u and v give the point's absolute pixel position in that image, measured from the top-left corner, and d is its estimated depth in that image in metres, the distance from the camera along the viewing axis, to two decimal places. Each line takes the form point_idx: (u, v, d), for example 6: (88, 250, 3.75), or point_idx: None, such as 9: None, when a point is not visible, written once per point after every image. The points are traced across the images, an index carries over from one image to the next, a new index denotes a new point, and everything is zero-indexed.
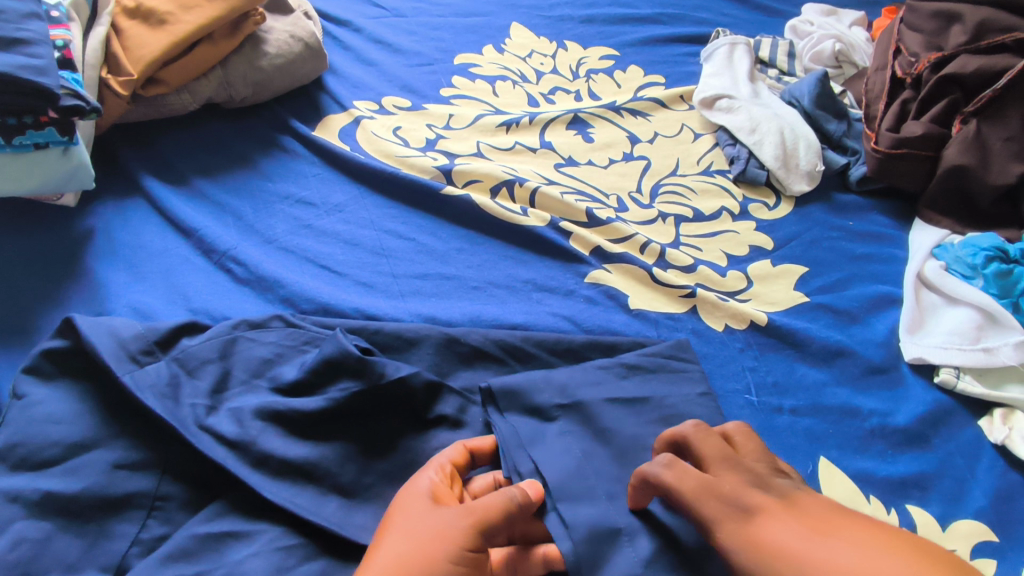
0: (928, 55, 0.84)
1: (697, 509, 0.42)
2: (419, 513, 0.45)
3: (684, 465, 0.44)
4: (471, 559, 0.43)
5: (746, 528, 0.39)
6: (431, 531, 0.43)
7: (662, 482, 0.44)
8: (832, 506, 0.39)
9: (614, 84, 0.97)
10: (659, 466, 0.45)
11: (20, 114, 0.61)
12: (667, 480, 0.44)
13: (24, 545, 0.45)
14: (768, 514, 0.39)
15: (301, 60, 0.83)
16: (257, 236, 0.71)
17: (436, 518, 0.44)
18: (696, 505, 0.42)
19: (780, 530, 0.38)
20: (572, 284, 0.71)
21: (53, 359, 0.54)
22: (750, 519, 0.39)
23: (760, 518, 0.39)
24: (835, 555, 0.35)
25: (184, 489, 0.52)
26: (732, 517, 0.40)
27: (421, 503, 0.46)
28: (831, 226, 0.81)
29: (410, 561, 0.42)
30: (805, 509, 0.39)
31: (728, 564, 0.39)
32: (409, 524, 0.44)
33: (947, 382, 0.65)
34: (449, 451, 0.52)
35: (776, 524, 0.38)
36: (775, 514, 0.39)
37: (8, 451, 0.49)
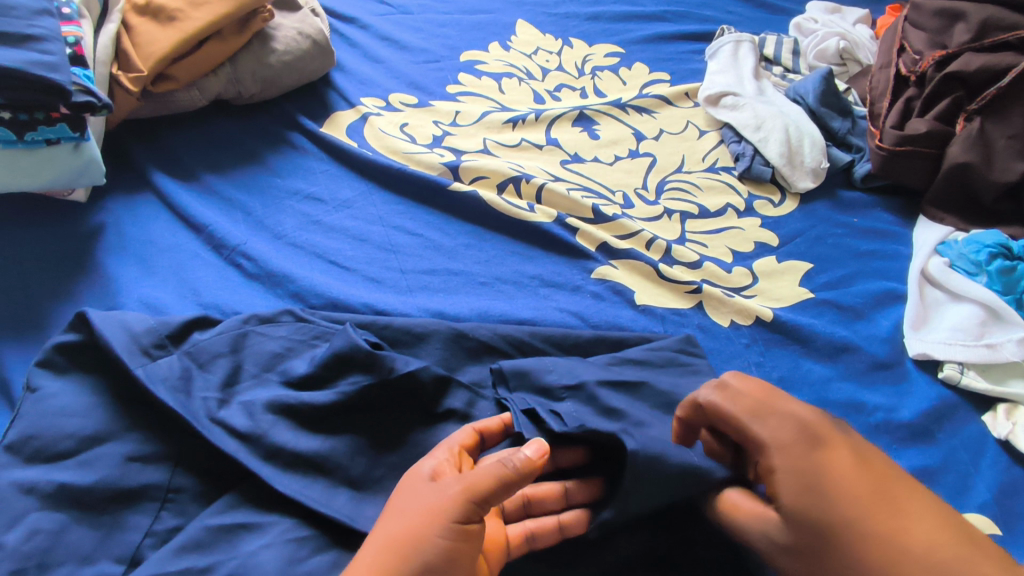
0: (932, 53, 0.85)
1: (752, 427, 0.46)
2: (417, 489, 0.46)
3: (738, 386, 0.49)
4: (457, 529, 0.43)
5: (812, 454, 0.44)
6: (423, 507, 0.45)
7: (714, 403, 0.48)
8: (884, 460, 0.45)
9: (620, 81, 0.97)
10: (712, 386, 0.50)
11: (31, 110, 0.61)
12: (717, 399, 0.48)
13: (39, 536, 0.46)
14: (832, 449, 0.44)
15: (309, 57, 0.83)
16: (266, 231, 0.72)
17: (430, 494, 0.45)
18: (751, 421, 0.47)
19: (840, 464, 0.43)
20: (579, 280, 0.72)
21: (65, 352, 0.54)
22: (810, 446, 0.44)
23: (823, 448, 0.44)
24: (908, 524, 0.41)
25: (197, 482, 0.52)
26: (793, 440, 0.45)
27: (420, 480, 0.47)
28: (835, 222, 0.81)
29: (400, 537, 0.43)
30: (862, 454, 0.45)
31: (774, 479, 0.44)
32: (407, 501, 0.46)
33: (951, 377, 0.66)
34: (458, 435, 0.52)
35: (841, 459, 0.44)
36: (837, 450, 0.44)
37: (23, 443, 0.50)
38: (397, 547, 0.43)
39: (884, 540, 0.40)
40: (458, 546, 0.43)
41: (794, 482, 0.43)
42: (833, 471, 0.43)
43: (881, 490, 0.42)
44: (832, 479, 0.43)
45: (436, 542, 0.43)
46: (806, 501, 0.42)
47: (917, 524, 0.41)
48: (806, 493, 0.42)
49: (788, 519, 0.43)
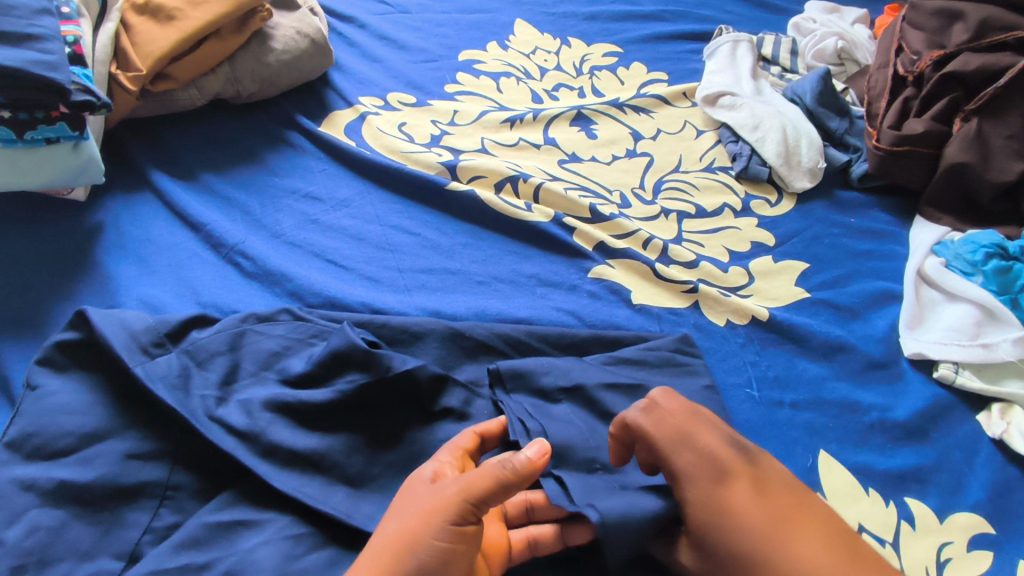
0: (930, 53, 0.85)
1: (670, 457, 0.48)
2: (416, 492, 0.47)
3: (659, 411, 0.50)
4: (454, 531, 0.44)
5: (719, 490, 0.46)
6: (420, 509, 0.45)
7: (639, 426, 0.49)
8: (795, 489, 0.47)
9: (618, 80, 0.98)
10: (636, 408, 0.50)
11: (32, 109, 0.61)
12: (637, 425, 0.49)
13: (39, 532, 0.46)
14: (739, 482, 0.46)
15: (308, 56, 0.83)
16: (265, 230, 0.72)
17: (426, 496, 0.46)
18: (671, 452, 0.48)
19: (742, 500, 0.45)
20: (576, 280, 0.72)
21: (65, 350, 0.55)
22: (719, 481, 0.46)
23: (730, 483, 0.46)
24: (799, 551, 0.42)
25: (195, 479, 0.53)
26: (704, 474, 0.47)
27: (417, 482, 0.48)
28: (832, 222, 0.81)
29: (394, 538, 0.44)
30: (771, 485, 0.46)
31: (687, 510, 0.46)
32: (405, 504, 0.46)
33: (946, 376, 0.66)
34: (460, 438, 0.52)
35: (744, 494, 0.45)
36: (744, 484, 0.46)
37: (23, 440, 0.50)
38: (394, 548, 0.43)
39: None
40: (455, 547, 0.44)
41: (703, 516, 0.45)
42: (738, 506, 0.45)
43: (780, 516, 0.44)
44: (736, 514, 0.44)
45: (432, 543, 0.43)
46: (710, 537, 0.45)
47: (807, 556, 0.42)
48: (712, 524, 0.45)
49: (696, 546, 0.46)
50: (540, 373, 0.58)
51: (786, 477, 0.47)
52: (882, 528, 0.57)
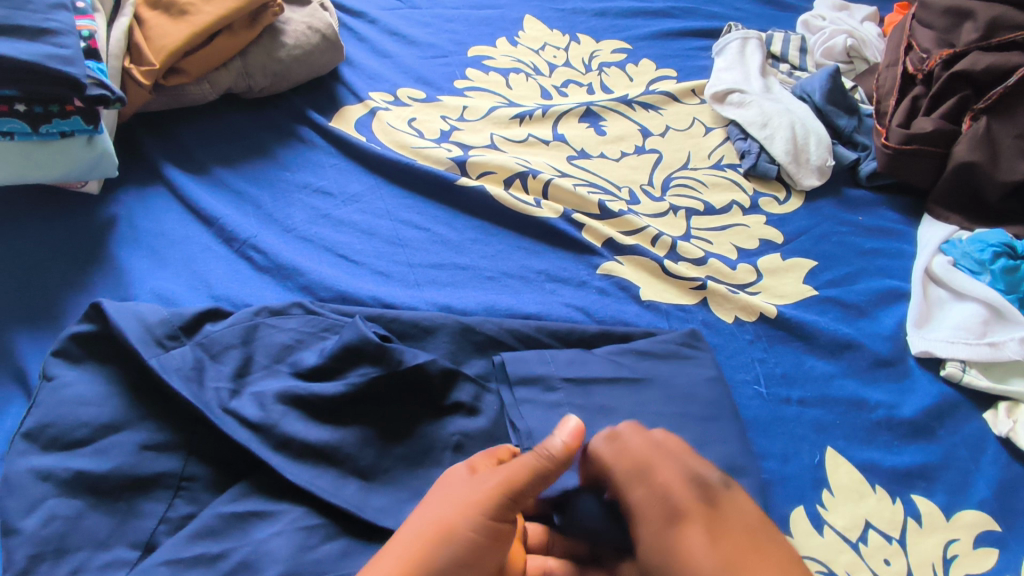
0: (939, 51, 0.85)
1: (627, 492, 0.49)
2: (447, 483, 0.48)
3: (623, 446, 0.51)
4: (490, 526, 0.45)
5: (670, 529, 0.45)
6: (450, 500, 0.46)
7: (599, 453, 0.51)
8: (756, 535, 0.44)
9: (627, 77, 0.98)
10: (604, 440, 0.51)
11: (47, 103, 0.62)
12: (602, 459, 0.51)
13: (56, 522, 0.47)
14: (690, 529, 0.45)
15: (319, 51, 0.83)
16: (276, 224, 0.73)
17: (461, 489, 0.46)
18: (629, 488, 0.49)
19: (691, 546, 0.44)
20: (585, 276, 0.72)
21: (81, 343, 0.55)
22: (672, 523, 0.46)
23: (682, 524, 0.45)
24: None
25: (209, 470, 0.53)
26: (656, 514, 0.47)
27: (450, 476, 0.48)
28: (841, 221, 0.81)
29: (423, 528, 0.45)
30: (725, 526, 0.45)
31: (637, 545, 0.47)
32: (433, 495, 0.47)
33: (953, 374, 0.66)
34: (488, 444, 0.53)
35: (694, 534, 0.44)
36: (696, 526, 0.45)
37: (40, 431, 0.51)
38: (425, 536, 0.44)
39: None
40: (486, 541, 0.44)
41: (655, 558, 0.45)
42: (685, 546, 0.44)
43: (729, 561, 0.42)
44: (682, 556, 0.44)
45: (466, 535, 0.44)
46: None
47: None
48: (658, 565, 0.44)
49: None
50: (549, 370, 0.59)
51: (739, 510, 0.46)
52: (889, 525, 0.58)
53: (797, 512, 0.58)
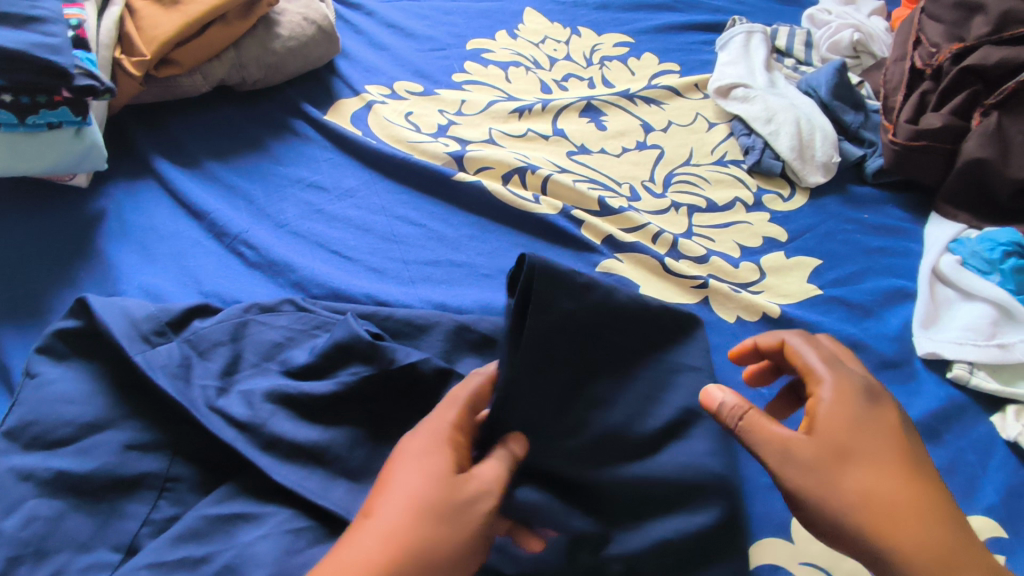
0: (948, 46, 0.83)
1: (820, 367, 0.50)
2: (422, 467, 0.43)
3: (818, 338, 0.54)
4: (478, 536, 0.42)
5: (871, 403, 0.48)
6: (427, 500, 0.42)
7: (800, 346, 0.53)
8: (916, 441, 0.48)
9: (628, 71, 0.96)
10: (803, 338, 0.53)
11: (34, 94, 0.60)
12: (796, 344, 0.53)
13: (36, 522, 0.46)
14: (870, 410, 0.48)
15: (314, 43, 0.82)
16: (268, 219, 0.71)
17: (442, 486, 0.43)
18: (824, 365, 0.50)
19: (879, 424, 0.47)
20: (583, 273, 0.71)
21: (66, 338, 0.54)
22: (873, 397, 0.48)
23: (881, 403, 0.48)
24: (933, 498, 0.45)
25: (195, 471, 0.52)
26: (860, 387, 0.49)
27: (427, 459, 0.44)
28: (846, 218, 0.80)
29: (404, 531, 0.41)
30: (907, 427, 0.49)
31: (824, 408, 0.48)
32: (407, 483, 0.43)
33: (960, 377, 0.64)
34: (457, 385, 0.49)
35: (892, 418, 0.48)
36: (891, 409, 0.48)
37: (22, 429, 0.49)
38: (408, 537, 0.41)
39: (858, 493, 0.45)
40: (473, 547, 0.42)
41: (838, 423, 0.47)
42: (889, 423, 0.47)
43: (917, 457, 0.46)
44: (880, 432, 0.47)
45: (451, 545, 0.41)
46: (828, 441, 0.46)
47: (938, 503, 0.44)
48: (851, 429, 0.47)
49: (828, 446, 0.46)
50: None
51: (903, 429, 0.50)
52: None
53: None
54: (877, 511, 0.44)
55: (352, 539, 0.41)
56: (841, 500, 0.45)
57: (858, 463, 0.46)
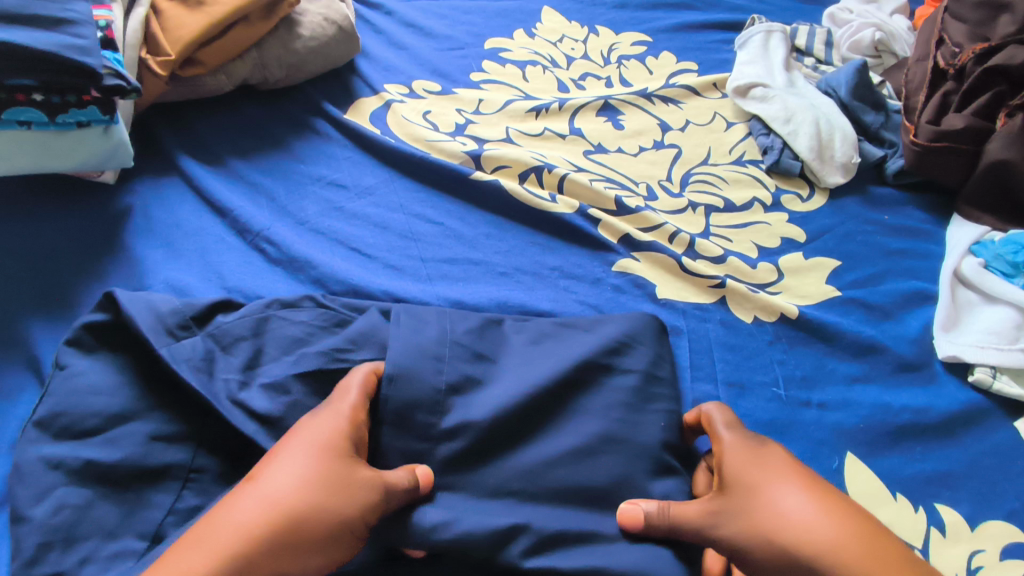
0: (972, 46, 0.82)
1: (719, 436, 0.53)
2: (313, 441, 0.46)
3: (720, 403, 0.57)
4: (348, 533, 0.44)
5: (760, 454, 0.50)
6: (313, 473, 0.45)
7: (708, 412, 0.55)
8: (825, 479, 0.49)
9: (646, 70, 0.96)
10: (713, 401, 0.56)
11: (64, 94, 0.62)
12: (705, 409, 0.55)
13: (66, 510, 0.47)
14: (773, 457, 0.50)
15: (335, 43, 0.83)
16: (289, 217, 0.72)
17: (330, 463, 0.45)
18: (722, 430, 0.53)
19: (777, 460, 0.50)
20: (600, 273, 0.71)
21: (94, 332, 0.55)
22: (762, 446, 0.51)
23: (770, 449, 0.51)
24: (842, 525, 0.45)
25: (218, 462, 0.53)
26: (750, 443, 0.51)
27: (318, 438, 0.47)
28: (865, 219, 0.79)
29: (290, 501, 0.43)
30: (810, 472, 0.50)
31: (729, 475, 0.50)
32: (296, 459, 0.45)
33: (982, 381, 0.64)
34: (347, 376, 0.52)
35: (783, 460, 0.50)
36: (777, 451, 0.51)
37: (52, 419, 0.51)
38: (278, 512, 0.42)
39: (784, 524, 0.46)
40: (342, 540, 0.44)
41: (740, 470, 0.50)
42: (779, 463, 0.50)
43: (818, 489, 0.48)
44: (775, 476, 0.49)
45: (330, 522, 0.43)
46: (743, 489, 0.49)
47: (851, 529, 0.45)
48: (751, 481, 0.49)
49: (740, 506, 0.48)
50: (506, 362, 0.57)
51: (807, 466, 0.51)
52: (911, 534, 0.56)
53: None
54: (806, 536, 0.45)
55: (230, 505, 0.43)
56: (766, 537, 0.46)
57: (773, 497, 0.48)
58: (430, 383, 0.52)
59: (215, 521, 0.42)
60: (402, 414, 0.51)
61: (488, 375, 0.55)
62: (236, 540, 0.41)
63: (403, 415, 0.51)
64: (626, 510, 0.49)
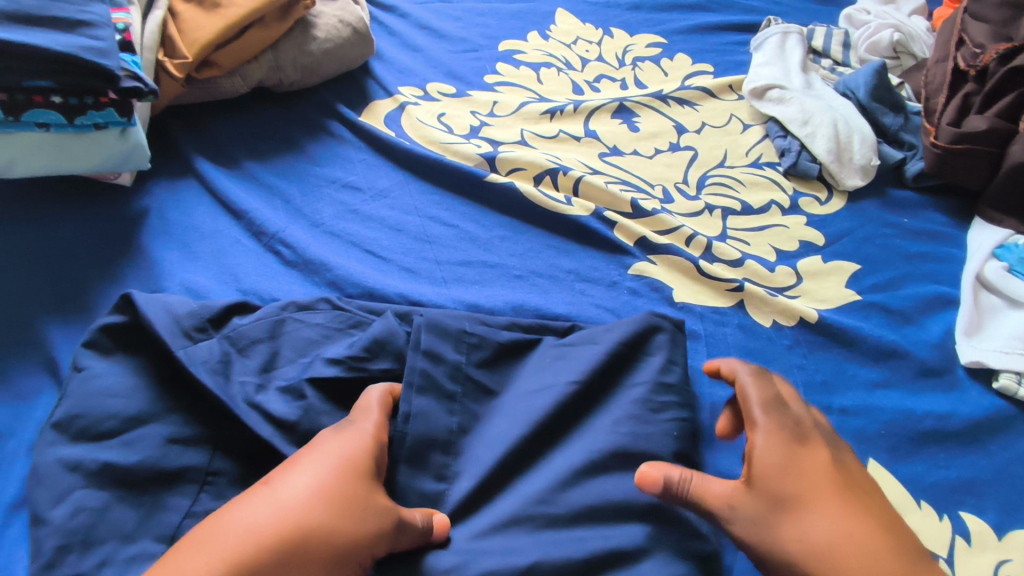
0: (995, 46, 0.81)
1: (758, 417, 0.52)
2: (332, 454, 0.46)
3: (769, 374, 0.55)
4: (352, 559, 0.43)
5: (795, 452, 0.49)
6: (329, 487, 0.44)
7: (747, 387, 0.54)
8: (863, 488, 0.49)
9: (661, 72, 0.95)
10: (750, 372, 0.55)
11: (81, 95, 0.62)
12: (746, 382, 0.54)
13: (84, 513, 0.47)
14: (816, 454, 0.49)
15: (349, 45, 0.83)
16: (304, 219, 0.72)
17: (348, 477, 0.45)
18: (760, 412, 0.52)
19: (814, 465, 0.49)
20: (616, 276, 0.70)
21: (111, 334, 0.55)
22: (801, 444, 0.50)
23: (807, 449, 0.50)
24: (859, 547, 0.45)
25: (235, 465, 0.53)
26: (789, 435, 0.50)
27: (338, 453, 0.46)
28: (885, 222, 0.78)
29: (304, 511, 0.43)
30: (846, 479, 0.49)
31: (757, 460, 0.49)
32: (318, 467, 0.45)
33: (1007, 388, 0.63)
34: (364, 395, 0.52)
35: (821, 463, 0.49)
36: (818, 453, 0.49)
37: (70, 421, 0.51)
38: (290, 523, 0.42)
39: (819, 531, 0.46)
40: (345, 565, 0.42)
41: (771, 462, 0.49)
42: (813, 467, 0.49)
43: (847, 501, 0.47)
44: (806, 480, 0.48)
45: (336, 543, 0.42)
46: (778, 481, 0.48)
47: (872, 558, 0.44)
48: (783, 479, 0.48)
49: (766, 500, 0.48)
50: (524, 386, 0.56)
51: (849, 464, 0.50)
52: (937, 543, 0.54)
53: None
54: (830, 555, 0.45)
55: (245, 507, 0.43)
56: (780, 541, 0.46)
57: (809, 505, 0.47)
58: (445, 419, 0.52)
59: (228, 524, 0.42)
60: (418, 446, 0.51)
61: (500, 404, 0.56)
62: (249, 542, 0.41)
63: (418, 446, 0.51)
64: (648, 472, 0.48)
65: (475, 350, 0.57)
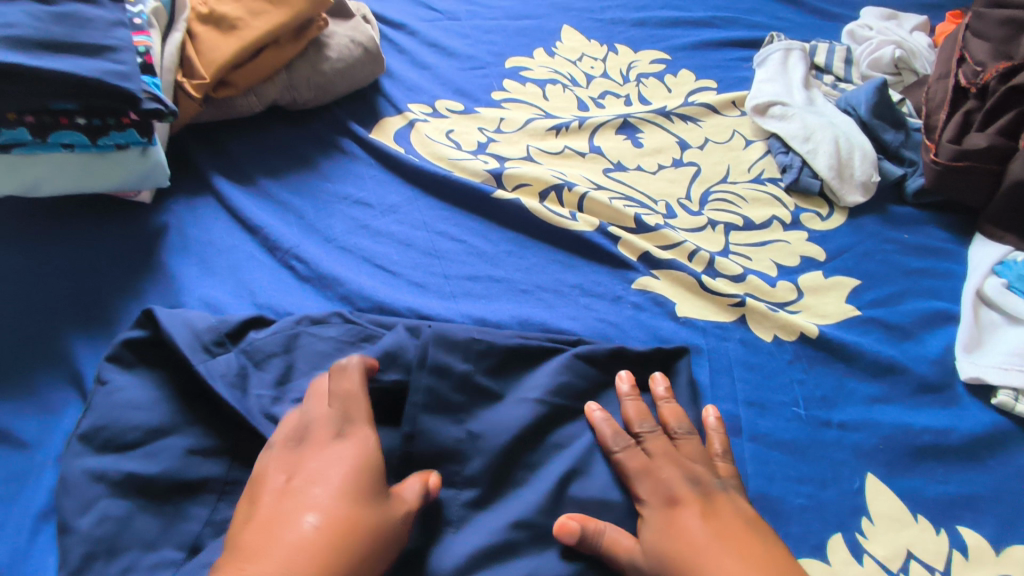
0: (995, 64, 0.82)
1: (638, 486, 0.52)
2: (339, 460, 0.48)
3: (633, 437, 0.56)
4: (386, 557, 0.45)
5: (672, 516, 0.50)
6: (355, 490, 0.46)
7: (624, 461, 0.54)
8: (740, 526, 0.49)
9: (665, 88, 0.97)
10: (623, 446, 0.55)
11: (103, 116, 0.64)
12: (620, 458, 0.54)
13: (108, 521, 0.49)
14: (689, 507, 0.50)
15: (360, 64, 0.86)
16: (317, 235, 0.74)
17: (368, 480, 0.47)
18: (638, 484, 0.53)
19: (690, 521, 0.49)
20: (620, 291, 0.72)
21: (133, 348, 0.58)
22: (673, 507, 0.50)
23: (682, 509, 0.50)
24: None
25: (252, 476, 0.55)
26: (659, 501, 0.51)
27: (355, 456, 0.48)
28: (886, 238, 0.79)
29: (340, 517, 0.44)
30: (722, 522, 0.49)
31: (646, 536, 0.49)
32: (343, 473, 0.47)
33: (1005, 404, 0.64)
34: (343, 379, 0.52)
35: (694, 519, 0.49)
36: (692, 510, 0.50)
37: (94, 432, 0.53)
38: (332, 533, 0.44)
39: None
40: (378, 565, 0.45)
41: (657, 534, 0.49)
42: (690, 524, 0.49)
43: (730, 546, 0.47)
44: (688, 538, 0.48)
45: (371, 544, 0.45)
46: (664, 547, 0.48)
47: None
48: (667, 547, 0.48)
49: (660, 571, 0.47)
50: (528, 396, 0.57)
51: (729, 506, 0.51)
52: (934, 556, 0.56)
53: (835, 539, 0.56)
54: None
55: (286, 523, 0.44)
56: None
57: (697, 560, 0.47)
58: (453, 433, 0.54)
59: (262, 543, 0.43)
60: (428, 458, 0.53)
61: None
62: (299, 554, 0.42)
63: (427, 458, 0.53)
64: (564, 526, 0.49)
65: (481, 364, 0.58)
